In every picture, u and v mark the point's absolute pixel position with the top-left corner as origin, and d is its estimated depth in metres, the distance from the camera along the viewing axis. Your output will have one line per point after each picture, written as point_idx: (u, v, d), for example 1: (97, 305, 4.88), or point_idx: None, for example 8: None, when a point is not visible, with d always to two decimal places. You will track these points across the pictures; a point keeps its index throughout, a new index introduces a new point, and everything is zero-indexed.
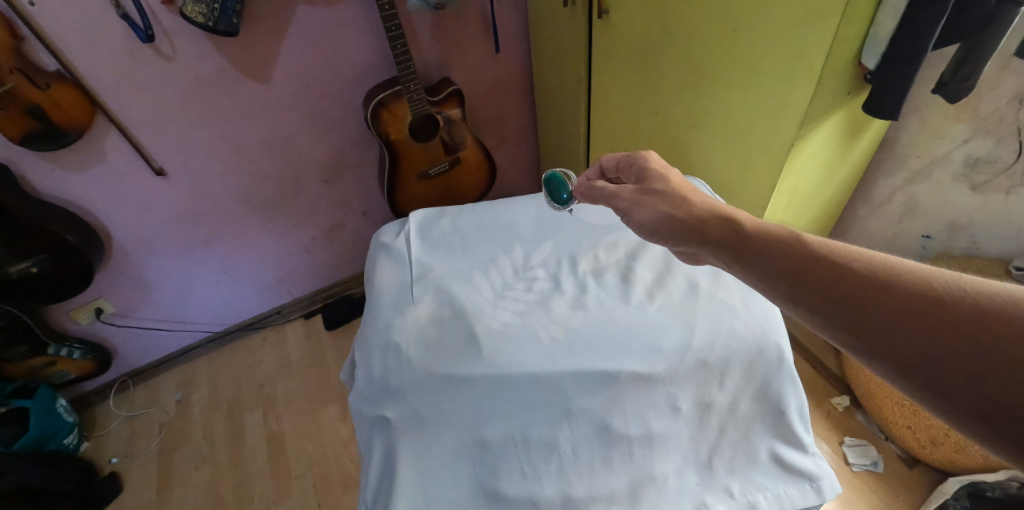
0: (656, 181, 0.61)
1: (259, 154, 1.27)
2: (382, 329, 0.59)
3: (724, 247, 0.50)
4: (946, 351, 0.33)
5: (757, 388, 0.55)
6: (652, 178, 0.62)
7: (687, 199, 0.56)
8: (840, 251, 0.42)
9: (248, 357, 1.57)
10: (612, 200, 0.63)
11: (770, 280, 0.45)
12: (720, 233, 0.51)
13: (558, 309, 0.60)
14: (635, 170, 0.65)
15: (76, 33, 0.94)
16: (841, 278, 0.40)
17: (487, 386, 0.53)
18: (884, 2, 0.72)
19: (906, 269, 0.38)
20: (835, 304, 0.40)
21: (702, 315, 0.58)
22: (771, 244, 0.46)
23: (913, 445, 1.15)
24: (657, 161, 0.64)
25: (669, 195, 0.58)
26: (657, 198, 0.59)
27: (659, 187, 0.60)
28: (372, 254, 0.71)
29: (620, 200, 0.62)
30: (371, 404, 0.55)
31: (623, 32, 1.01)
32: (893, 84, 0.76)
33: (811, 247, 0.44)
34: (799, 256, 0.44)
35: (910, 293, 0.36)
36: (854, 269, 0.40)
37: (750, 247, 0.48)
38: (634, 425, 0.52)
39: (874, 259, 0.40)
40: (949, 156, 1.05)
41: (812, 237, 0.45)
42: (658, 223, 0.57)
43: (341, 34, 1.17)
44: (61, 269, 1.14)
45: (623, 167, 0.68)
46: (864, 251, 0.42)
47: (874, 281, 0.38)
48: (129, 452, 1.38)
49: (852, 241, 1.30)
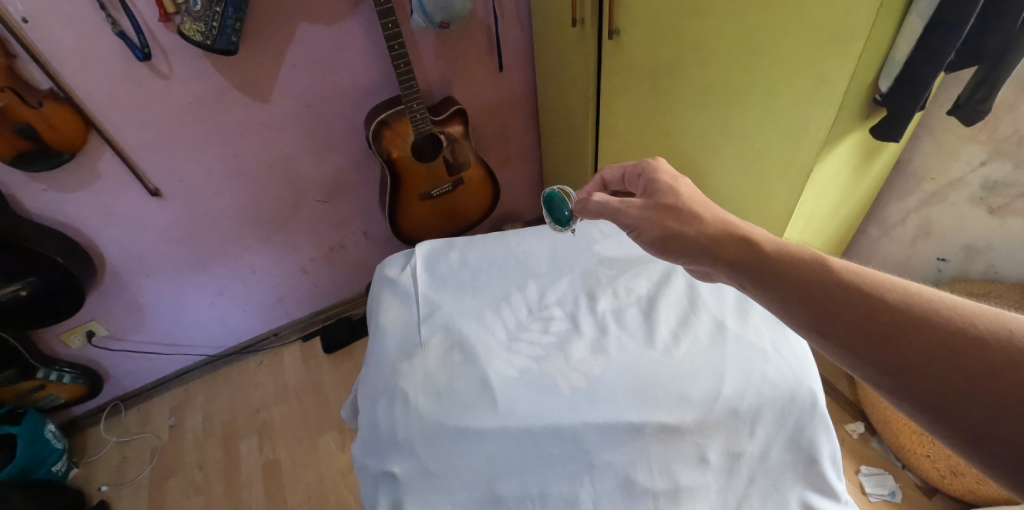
0: (665, 194, 0.58)
1: (258, 174, 1.24)
2: (388, 374, 0.56)
3: (740, 267, 0.47)
4: (987, 396, 0.31)
5: (789, 438, 0.52)
6: (662, 190, 0.58)
7: (697, 214, 0.53)
8: (871, 281, 0.40)
9: (244, 380, 1.52)
10: (615, 215, 0.60)
11: (793, 307, 0.42)
12: (735, 253, 0.48)
13: (577, 354, 0.56)
14: (643, 180, 0.62)
15: (70, 51, 0.91)
16: (869, 309, 0.38)
17: (501, 440, 0.49)
18: (903, 25, 0.68)
19: (944, 304, 0.36)
20: (864, 337, 0.37)
21: (732, 360, 0.54)
22: (793, 268, 0.44)
23: (933, 475, 1.10)
24: (665, 170, 0.61)
25: (678, 209, 0.55)
26: (664, 213, 0.56)
27: (668, 201, 0.57)
28: (376, 290, 0.67)
29: (624, 217, 0.59)
30: (376, 458, 0.51)
31: (634, 52, 0.99)
32: (903, 111, 0.74)
33: (838, 273, 0.41)
34: (824, 282, 0.41)
35: (947, 330, 0.34)
36: (886, 300, 0.38)
37: (769, 268, 0.45)
38: (660, 479, 0.49)
39: (908, 291, 0.38)
40: (965, 179, 1.02)
41: (839, 262, 0.43)
42: (664, 238, 0.55)
43: (343, 53, 1.14)
44: (52, 291, 1.10)
45: (629, 177, 0.66)
46: (896, 281, 0.40)
47: (909, 318, 0.36)
48: (119, 480, 1.33)
49: (865, 263, 1.27)
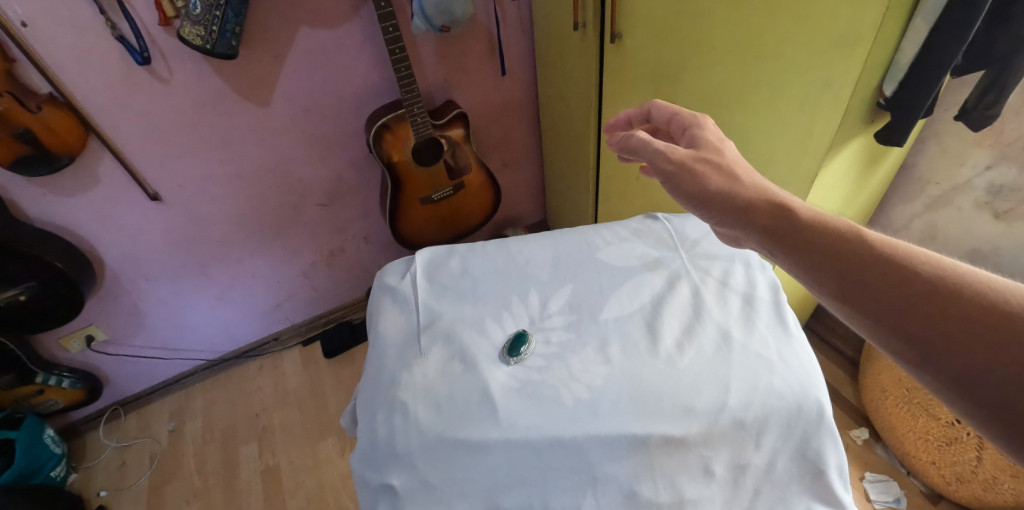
0: (708, 150, 0.55)
1: (258, 179, 1.23)
2: (388, 383, 0.55)
3: (773, 235, 0.46)
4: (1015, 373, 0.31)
5: (796, 448, 0.51)
6: (705, 146, 0.56)
7: (735, 176, 0.52)
8: (903, 252, 0.39)
9: (244, 384, 1.52)
10: (654, 158, 0.57)
11: (825, 278, 0.42)
12: (769, 219, 0.47)
13: (580, 364, 0.55)
14: (687, 134, 0.59)
15: (70, 56, 0.91)
16: (900, 278, 0.38)
17: (502, 453, 0.48)
18: (909, 28, 0.67)
19: (977, 279, 0.35)
20: (892, 307, 0.37)
21: (738, 372, 0.53)
22: (825, 237, 0.43)
23: (938, 481, 1.08)
24: (713, 130, 0.58)
25: (719, 167, 0.53)
26: (705, 169, 0.53)
27: (712, 158, 0.54)
28: (375, 298, 0.67)
29: (664, 161, 0.56)
30: (375, 470, 0.50)
31: (637, 55, 0.98)
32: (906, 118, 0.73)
33: (876, 244, 0.40)
34: (858, 250, 0.40)
35: (978, 305, 0.34)
36: (918, 272, 0.37)
37: (799, 237, 0.44)
38: (664, 491, 0.48)
39: (941, 264, 0.37)
40: (971, 183, 1.00)
41: (875, 234, 0.42)
42: (700, 195, 0.53)
43: (344, 56, 1.14)
44: (51, 295, 1.09)
45: (675, 125, 0.62)
46: (931, 255, 0.39)
47: (939, 288, 0.36)
48: (118, 485, 1.32)
49: None
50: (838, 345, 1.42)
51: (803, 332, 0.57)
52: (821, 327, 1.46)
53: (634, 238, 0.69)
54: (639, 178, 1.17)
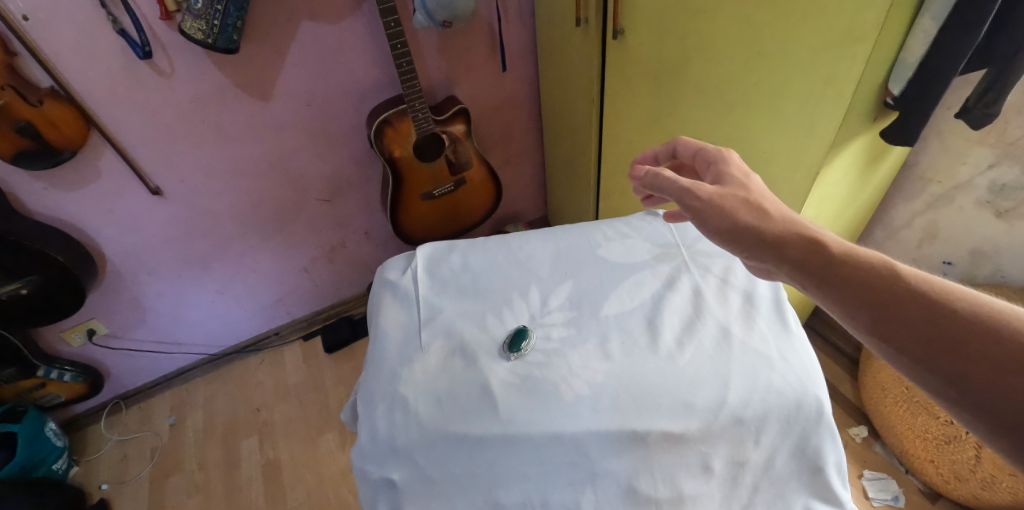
0: (734, 186, 0.53)
1: (259, 174, 1.23)
2: (388, 378, 0.55)
3: (805, 272, 0.44)
4: None
5: (795, 445, 0.51)
6: (730, 182, 0.54)
7: (765, 211, 0.49)
8: (947, 292, 0.37)
9: (245, 378, 1.52)
10: (679, 194, 0.54)
11: (878, 327, 0.39)
12: (798, 255, 0.45)
13: (580, 359, 0.55)
14: (712, 170, 0.57)
15: (72, 50, 0.90)
16: (942, 321, 0.36)
17: (502, 448, 0.49)
18: (915, 26, 0.66)
19: None
20: (937, 351, 0.35)
21: (737, 369, 0.53)
22: (862, 274, 0.41)
23: (936, 479, 1.08)
24: (738, 164, 0.56)
25: (746, 202, 0.51)
26: (733, 204, 0.51)
27: (738, 193, 0.52)
28: (376, 293, 0.67)
29: (690, 198, 0.53)
30: (374, 464, 0.50)
31: (639, 51, 0.98)
32: (917, 115, 0.72)
33: (916, 284, 0.38)
34: (897, 290, 0.38)
35: None
36: (963, 314, 0.35)
37: (843, 278, 0.41)
38: (663, 488, 0.48)
39: (989, 304, 0.35)
40: (973, 182, 0.99)
41: (914, 271, 0.39)
42: (728, 230, 0.50)
43: (344, 51, 1.13)
44: (52, 289, 1.09)
45: (699, 161, 0.60)
46: (977, 294, 0.36)
47: (989, 331, 0.33)
48: (120, 478, 1.33)
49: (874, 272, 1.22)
50: (838, 343, 1.42)
51: (803, 330, 0.57)
52: (822, 325, 1.46)
53: (634, 235, 0.69)
54: None
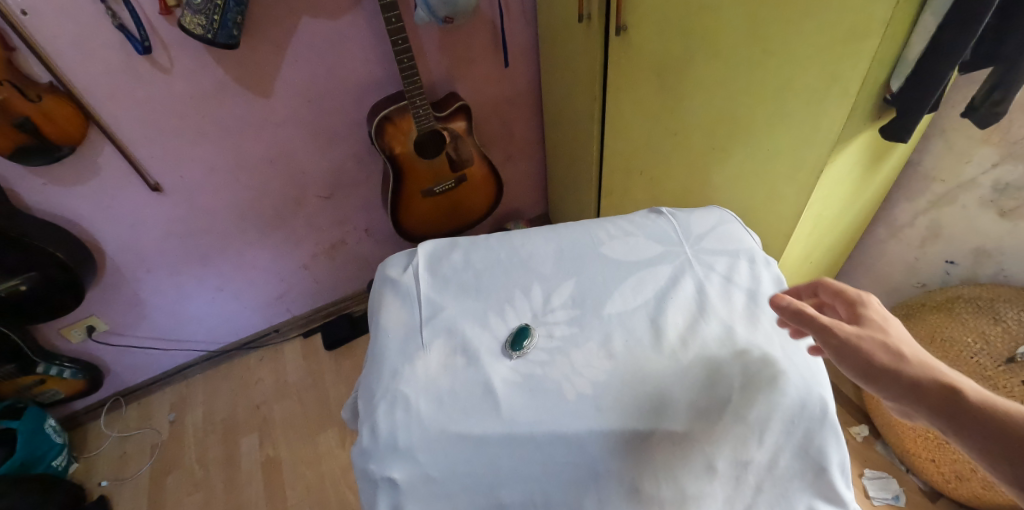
0: (885, 335, 0.45)
1: (258, 170, 1.22)
2: (389, 376, 0.55)
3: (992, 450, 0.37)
4: None
5: (799, 445, 0.51)
6: (880, 330, 0.45)
7: (934, 372, 0.41)
8: None
9: (245, 375, 1.52)
10: (825, 335, 0.45)
11: None
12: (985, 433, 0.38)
13: (583, 359, 0.54)
14: (851, 309, 0.48)
15: (70, 45, 0.90)
16: None
17: (504, 448, 0.48)
18: (917, 23, 0.65)
19: None
20: None
21: (741, 368, 0.52)
22: None
23: (937, 478, 1.08)
24: (880, 308, 0.48)
25: (909, 360, 0.42)
26: (897, 363, 0.42)
27: (894, 347, 0.43)
28: (377, 290, 0.66)
29: (840, 344, 0.45)
30: (375, 463, 0.50)
31: (642, 47, 0.98)
32: (912, 112, 0.71)
33: None
34: None
35: None
36: None
37: None
38: (668, 489, 0.48)
39: None
40: (976, 181, 0.98)
41: None
42: (899, 390, 0.41)
43: (345, 47, 1.13)
44: (52, 286, 1.09)
45: (830, 296, 0.51)
46: None
47: None
48: (119, 474, 1.32)
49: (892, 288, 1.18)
50: None
51: None
52: None
53: (638, 232, 0.69)
54: (642, 173, 1.16)
